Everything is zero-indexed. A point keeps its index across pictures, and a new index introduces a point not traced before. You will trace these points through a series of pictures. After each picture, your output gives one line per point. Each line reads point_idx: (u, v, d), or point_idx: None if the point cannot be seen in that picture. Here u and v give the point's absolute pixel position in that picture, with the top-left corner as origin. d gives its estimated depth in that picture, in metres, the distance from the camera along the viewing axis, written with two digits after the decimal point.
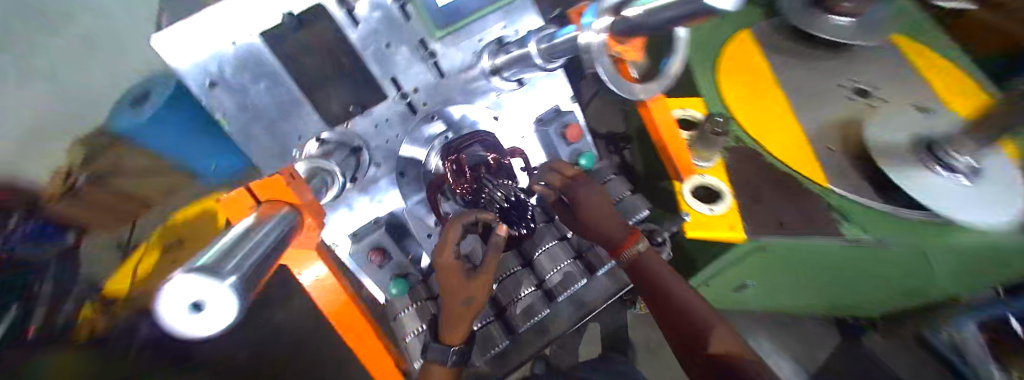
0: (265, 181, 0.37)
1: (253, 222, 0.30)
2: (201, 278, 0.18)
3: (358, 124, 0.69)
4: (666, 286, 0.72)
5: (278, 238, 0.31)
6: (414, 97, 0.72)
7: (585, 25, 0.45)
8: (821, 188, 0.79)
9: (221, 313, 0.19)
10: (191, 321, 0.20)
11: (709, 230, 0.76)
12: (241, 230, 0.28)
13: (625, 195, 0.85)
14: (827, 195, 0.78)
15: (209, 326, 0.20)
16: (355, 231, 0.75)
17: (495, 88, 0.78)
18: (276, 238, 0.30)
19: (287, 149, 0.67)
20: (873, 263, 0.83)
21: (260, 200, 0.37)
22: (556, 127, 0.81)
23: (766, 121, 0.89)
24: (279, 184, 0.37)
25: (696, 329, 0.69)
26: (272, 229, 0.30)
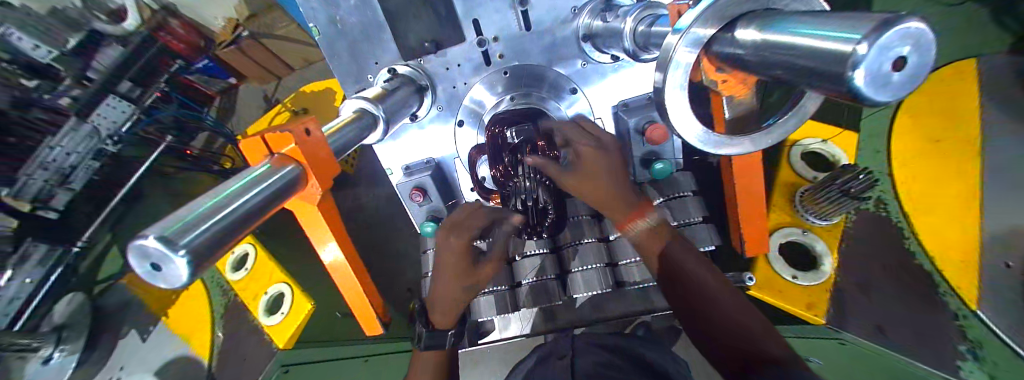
0: (273, 133, 0.34)
1: (271, 168, 0.31)
2: (160, 247, 0.20)
3: (430, 62, 0.69)
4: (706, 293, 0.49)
5: (284, 189, 0.32)
6: (492, 47, 0.68)
7: (678, 27, 0.25)
8: (963, 306, 0.59)
9: (176, 276, 0.22)
10: (154, 271, 0.23)
11: (780, 298, 0.64)
12: (255, 174, 0.30)
13: (695, 220, 0.71)
14: (962, 314, 0.58)
15: (169, 278, 0.23)
16: (409, 163, 0.78)
17: (585, 56, 0.68)
18: (282, 189, 0.32)
19: (363, 72, 0.69)
20: None
21: (269, 145, 0.34)
22: (638, 121, 0.67)
23: (928, 193, 0.67)
24: (284, 139, 0.33)
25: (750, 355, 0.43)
26: (280, 179, 0.31)
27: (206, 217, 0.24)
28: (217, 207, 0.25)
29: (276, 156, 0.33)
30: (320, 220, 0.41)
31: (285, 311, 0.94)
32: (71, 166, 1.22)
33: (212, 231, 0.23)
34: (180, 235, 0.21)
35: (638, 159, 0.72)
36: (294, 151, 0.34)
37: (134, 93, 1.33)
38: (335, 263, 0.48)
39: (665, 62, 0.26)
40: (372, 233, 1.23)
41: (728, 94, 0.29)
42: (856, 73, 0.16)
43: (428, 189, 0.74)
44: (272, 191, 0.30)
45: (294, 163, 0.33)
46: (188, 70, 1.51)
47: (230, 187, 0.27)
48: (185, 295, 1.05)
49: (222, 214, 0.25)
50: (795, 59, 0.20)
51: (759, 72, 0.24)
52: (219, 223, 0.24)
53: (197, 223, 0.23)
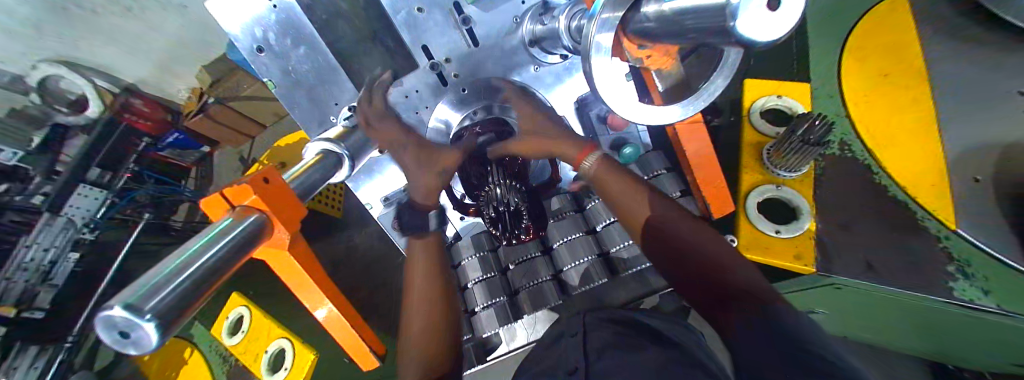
0: (231, 189, 0.34)
1: (233, 221, 0.31)
2: (126, 315, 0.20)
3: (389, 93, 0.70)
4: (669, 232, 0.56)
5: (251, 239, 0.32)
6: (445, 68, 0.69)
7: (590, 15, 0.27)
8: (941, 229, 0.60)
9: (146, 341, 0.22)
10: (122, 338, 0.22)
11: (767, 254, 0.64)
12: (218, 230, 0.30)
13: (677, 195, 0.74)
14: (943, 237, 0.59)
15: (138, 346, 0.22)
16: (387, 195, 0.79)
17: (535, 60, 0.70)
18: (250, 239, 0.32)
19: (326, 116, 0.70)
20: (1009, 345, 0.57)
21: (227, 199, 0.34)
22: (597, 112, 0.73)
23: (889, 128, 0.69)
24: (241, 190, 0.33)
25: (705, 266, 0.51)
26: (244, 229, 0.31)
27: (170, 278, 0.24)
28: (176, 270, 0.24)
29: (240, 208, 0.34)
30: (298, 268, 0.41)
31: (287, 367, 0.91)
32: (50, 262, 1.19)
33: (177, 291, 0.23)
34: (144, 301, 0.21)
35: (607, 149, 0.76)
36: (255, 201, 0.34)
37: (104, 178, 1.32)
38: (318, 304, 0.47)
39: (588, 51, 0.28)
40: (367, 270, 1.22)
41: (656, 67, 0.31)
42: (735, 21, 0.18)
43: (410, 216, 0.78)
44: (236, 241, 0.30)
45: (256, 213, 0.33)
46: (158, 146, 1.51)
47: (190, 248, 0.27)
48: (185, 370, 1.02)
49: (185, 274, 0.25)
50: (691, 21, 0.22)
51: (668, 42, 0.26)
52: (185, 281, 0.24)
53: (159, 288, 0.23)
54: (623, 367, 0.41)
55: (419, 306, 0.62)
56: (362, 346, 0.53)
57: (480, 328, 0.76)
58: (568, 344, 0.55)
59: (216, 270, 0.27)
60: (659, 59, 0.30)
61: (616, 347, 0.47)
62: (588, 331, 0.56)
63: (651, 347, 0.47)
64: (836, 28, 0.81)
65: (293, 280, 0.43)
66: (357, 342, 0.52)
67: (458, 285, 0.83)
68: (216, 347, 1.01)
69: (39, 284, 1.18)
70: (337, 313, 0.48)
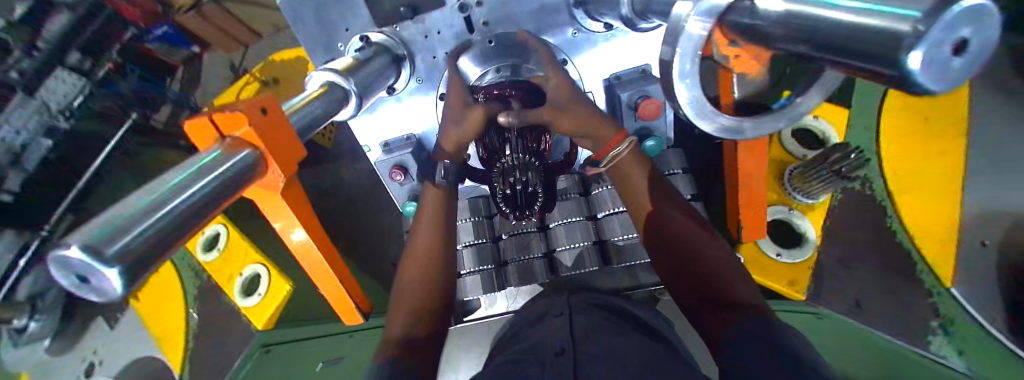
0: (223, 115, 0.29)
1: (222, 155, 0.27)
2: (84, 257, 0.17)
3: (407, 29, 0.63)
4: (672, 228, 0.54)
5: (242, 177, 0.28)
6: (475, 13, 0.62)
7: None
8: (935, 281, 0.61)
9: (108, 289, 0.18)
10: (80, 280, 0.19)
11: (763, 274, 0.66)
12: (203, 163, 0.25)
13: (686, 198, 0.72)
14: (935, 289, 0.60)
15: (95, 294, 0.19)
16: (388, 141, 0.75)
17: (573, 26, 0.64)
18: (238, 180, 0.28)
19: (333, 42, 0.63)
20: None
21: (213, 122, 0.29)
22: (631, 95, 0.65)
23: (921, 174, 0.66)
24: (236, 119, 0.29)
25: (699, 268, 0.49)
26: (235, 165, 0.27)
27: (143, 215, 0.20)
28: (153, 205, 0.21)
29: (230, 139, 0.29)
30: (286, 212, 0.38)
31: (262, 293, 0.91)
32: (20, 145, 1.10)
33: (151, 234, 0.20)
34: (111, 239, 0.18)
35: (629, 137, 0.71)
36: (248, 134, 0.29)
37: (85, 65, 1.18)
38: (305, 251, 0.44)
39: (675, 32, 0.23)
40: (355, 210, 1.19)
41: (739, 72, 0.26)
42: (911, 56, 0.13)
43: (409, 168, 0.73)
44: (224, 180, 0.26)
45: (249, 148, 0.29)
46: (145, 38, 1.33)
47: (171, 180, 0.23)
48: (157, 280, 1.00)
49: (163, 214, 0.21)
50: (823, 35, 0.17)
51: (771, 47, 0.22)
52: (161, 221, 0.21)
53: (130, 225, 0.19)
54: (603, 357, 0.40)
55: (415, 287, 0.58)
56: (348, 302, 0.51)
57: (463, 292, 0.76)
58: (552, 322, 0.55)
59: (197, 213, 0.23)
60: (744, 64, 0.25)
61: (600, 332, 0.48)
62: (574, 312, 0.56)
63: (635, 337, 0.46)
64: None
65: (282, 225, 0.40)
66: (343, 296, 0.50)
67: None
68: (190, 263, 0.99)
69: (8, 166, 1.09)
70: (321, 260, 0.45)
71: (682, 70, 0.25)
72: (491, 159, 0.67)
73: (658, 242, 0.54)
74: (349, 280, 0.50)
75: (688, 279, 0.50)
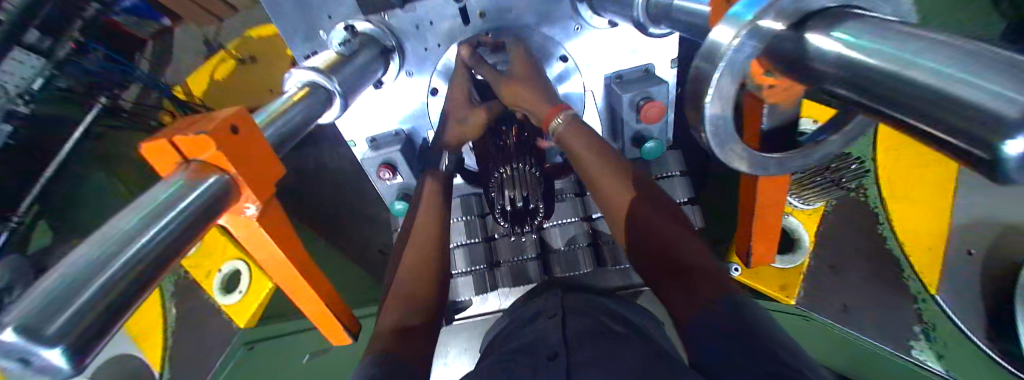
0: (185, 139, 0.25)
1: (184, 187, 0.24)
2: (19, 340, 0.15)
3: (398, 18, 0.59)
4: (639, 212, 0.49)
5: (208, 212, 0.25)
6: (470, 3, 0.59)
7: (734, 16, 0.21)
8: (922, 288, 0.62)
9: (53, 368, 0.17)
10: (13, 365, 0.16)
11: (757, 280, 0.66)
12: (160, 200, 0.23)
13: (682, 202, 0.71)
14: (921, 296, 0.61)
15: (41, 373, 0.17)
16: (375, 136, 0.71)
17: (574, 20, 0.62)
18: (206, 215, 0.26)
19: (314, 29, 0.57)
20: None
21: (171, 142, 0.26)
22: (632, 97, 0.62)
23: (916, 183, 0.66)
24: (200, 143, 0.25)
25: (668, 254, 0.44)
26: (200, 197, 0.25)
27: (88, 279, 0.18)
28: (97, 265, 0.19)
29: (194, 165, 0.26)
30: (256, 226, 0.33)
31: (243, 290, 0.90)
32: None
33: (96, 299, 0.18)
34: (50, 314, 0.16)
35: (628, 138, 0.69)
36: (213, 157, 0.26)
37: (46, 44, 1.10)
38: (286, 279, 0.41)
39: (711, 52, 0.23)
40: (342, 200, 1.15)
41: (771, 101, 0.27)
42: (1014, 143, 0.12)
43: (398, 165, 0.69)
44: (187, 218, 0.24)
45: (217, 172, 0.26)
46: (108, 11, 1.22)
47: (123, 229, 0.21)
48: None
49: (109, 273, 0.19)
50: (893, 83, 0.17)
51: (817, 85, 0.21)
52: (110, 282, 0.19)
53: (72, 294, 0.17)
54: (606, 359, 0.37)
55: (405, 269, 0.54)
56: (334, 323, 0.47)
57: (454, 293, 0.75)
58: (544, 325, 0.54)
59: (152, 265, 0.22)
60: (776, 94, 0.27)
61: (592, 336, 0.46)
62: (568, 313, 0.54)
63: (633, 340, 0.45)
64: None
65: (263, 255, 0.37)
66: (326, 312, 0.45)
67: None
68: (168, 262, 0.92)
69: None
70: (296, 272, 0.40)
71: (720, 87, 0.23)
72: (491, 164, 0.65)
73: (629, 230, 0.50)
74: (334, 301, 0.46)
75: (657, 266, 0.45)
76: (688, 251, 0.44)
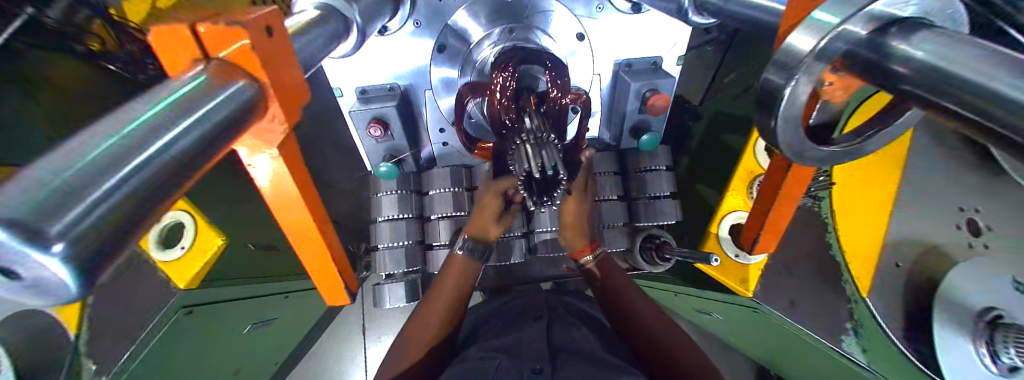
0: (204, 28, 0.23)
1: (198, 91, 0.21)
2: (13, 244, 0.12)
3: None
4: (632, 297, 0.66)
5: (225, 129, 0.23)
6: None
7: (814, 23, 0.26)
8: (856, 293, 0.70)
9: (54, 286, 0.14)
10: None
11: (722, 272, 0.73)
12: (167, 103, 0.20)
13: (663, 196, 0.75)
14: (856, 300, 0.70)
15: (39, 296, 0.15)
16: (365, 87, 0.65)
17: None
18: (220, 134, 0.22)
19: None
20: None
21: (196, 34, 0.23)
22: (640, 86, 0.63)
23: None
24: (230, 35, 0.23)
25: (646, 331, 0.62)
26: (223, 103, 0.22)
27: (99, 174, 0.15)
28: (109, 161, 0.16)
29: (216, 62, 0.24)
30: (280, 166, 0.34)
31: (185, 245, 0.79)
32: None
33: (104, 202, 0.15)
34: (61, 210, 0.13)
35: (627, 128, 0.71)
36: (242, 53, 0.24)
37: None
38: (293, 223, 0.41)
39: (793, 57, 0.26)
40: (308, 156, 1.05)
41: (830, 99, 0.30)
42: None
43: (390, 123, 0.65)
44: (201, 131, 0.21)
45: (242, 77, 0.25)
46: None
47: (139, 115, 0.19)
48: None
49: (120, 177, 0.16)
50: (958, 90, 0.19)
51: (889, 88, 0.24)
52: (121, 183, 0.16)
53: (80, 193, 0.14)
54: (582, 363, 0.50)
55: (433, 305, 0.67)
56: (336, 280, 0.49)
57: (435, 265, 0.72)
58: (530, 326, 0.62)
59: (170, 175, 0.19)
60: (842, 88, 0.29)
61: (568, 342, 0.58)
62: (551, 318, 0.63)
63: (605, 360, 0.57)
64: None
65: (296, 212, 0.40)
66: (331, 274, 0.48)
67: (419, 212, 0.77)
68: None
69: None
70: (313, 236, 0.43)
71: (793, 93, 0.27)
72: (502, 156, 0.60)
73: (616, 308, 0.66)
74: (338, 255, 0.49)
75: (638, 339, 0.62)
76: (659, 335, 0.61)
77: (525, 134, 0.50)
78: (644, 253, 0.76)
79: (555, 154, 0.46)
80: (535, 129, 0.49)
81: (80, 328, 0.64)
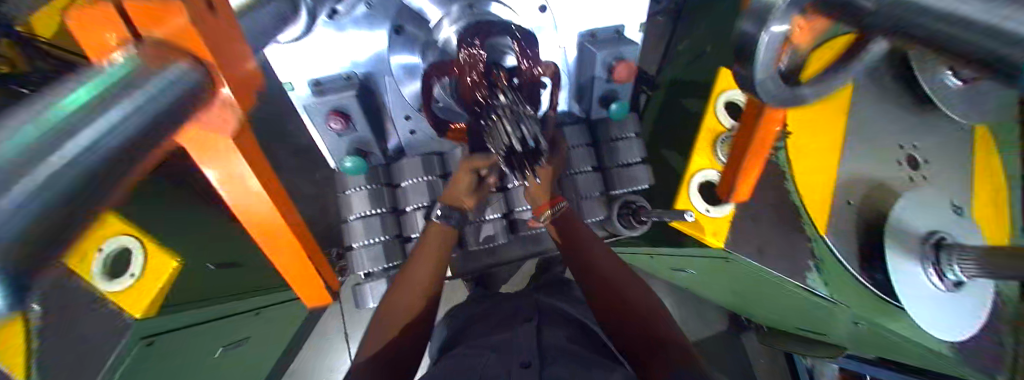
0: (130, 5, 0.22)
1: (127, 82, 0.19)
2: None
3: None
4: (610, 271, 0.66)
5: (160, 122, 0.21)
6: None
7: None
8: (815, 233, 0.77)
9: None
10: None
11: (695, 229, 0.77)
12: (92, 89, 0.18)
13: (634, 163, 0.77)
14: (815, 240, 0.76)
15: None
16: (319, 78, 0.60)
17: None
18: (149, 130, 0.20)
19: None
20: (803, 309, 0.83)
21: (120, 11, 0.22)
22: (606, 55, 0.63)
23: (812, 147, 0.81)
24: (164, 13, 0.22)
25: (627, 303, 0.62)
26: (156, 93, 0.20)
27: (26, 168, 0.13)
28: (37, 152, 0.14)
29: (148, 42, 0.23)
30: (236, 156, 0.36)
31: (136, 272, 0.69)
32: None
33: (35, 201, 0.13)
34: None
35: (596, 98, 0.71)
36: (179, 32, 0.23)
37: None
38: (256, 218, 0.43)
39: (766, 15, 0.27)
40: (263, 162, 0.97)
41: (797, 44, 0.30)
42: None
43: (350, 114, 0.62)
44: (136, 122, 0.19)
45: (181, 59, 0.23)
46: None
47: (62, 103, 0.16)
48: None
49: (50, 171, 0.14)
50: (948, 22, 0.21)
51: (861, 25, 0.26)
52: (52, 179, 0.14)
53: (5, 189, 0.12)
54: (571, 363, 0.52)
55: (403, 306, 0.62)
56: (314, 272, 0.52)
57: None
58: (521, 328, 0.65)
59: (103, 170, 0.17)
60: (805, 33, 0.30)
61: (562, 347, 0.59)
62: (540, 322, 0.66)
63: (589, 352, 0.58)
64: None
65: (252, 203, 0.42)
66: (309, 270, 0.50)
67: (393, 206, 0.74)
68: None
69: None
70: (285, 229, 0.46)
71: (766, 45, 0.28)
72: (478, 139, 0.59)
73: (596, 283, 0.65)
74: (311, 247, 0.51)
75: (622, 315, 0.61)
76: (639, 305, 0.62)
77: (499, 109, 0.50)
78: (622, 219, 0.77)
79: (533, 127, 0.50)
80: (502, 108, 0.51)
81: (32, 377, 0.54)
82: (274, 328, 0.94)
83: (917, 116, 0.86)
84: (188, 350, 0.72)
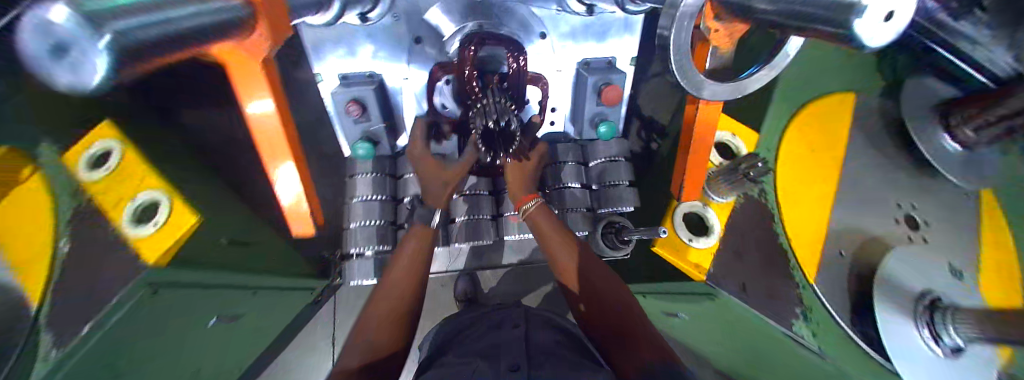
0: None
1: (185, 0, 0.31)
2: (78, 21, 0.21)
3: None
4: (593, 277, 0.62)
5: (185, 35, 0.32)
6: None
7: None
8: (804, 280, 0.75)
9: (87, 65, 0.23)
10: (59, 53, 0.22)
11: (678, 256, 0.75)
12: None
13: (624, 184, 0.79)
14: (804, 286, 0.74)
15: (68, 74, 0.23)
16: (348, 73, 0.71)
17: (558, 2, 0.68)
18: (183, 34, 0.32)
19: None
20: None
21: None
22: (596, 80, 0.71)
23: (803, 194, 0.82)
24: None
25: (610, 310, 0.58)
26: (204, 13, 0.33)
27: (122, 16, 0.24)
28: (130, 10, 0.25)
29: None
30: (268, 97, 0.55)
31: (159, 223, 0.72)
32: None
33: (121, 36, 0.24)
34: (103, 19, 0.23)
35: (588, 120, 0.78)
36: None
37: None
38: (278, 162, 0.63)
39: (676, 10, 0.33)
40: None
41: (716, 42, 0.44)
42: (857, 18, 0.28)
43: (368, 105, 0.70)
44: (173, 27, 0.30)
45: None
46: None
47: None
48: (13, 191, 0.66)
49: (132, 21, 0.25)
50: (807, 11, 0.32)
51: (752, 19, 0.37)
52: (133, 29, 0.25)
53: (116, 17, 0.24)
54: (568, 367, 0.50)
55: (392, 302, 0.60)
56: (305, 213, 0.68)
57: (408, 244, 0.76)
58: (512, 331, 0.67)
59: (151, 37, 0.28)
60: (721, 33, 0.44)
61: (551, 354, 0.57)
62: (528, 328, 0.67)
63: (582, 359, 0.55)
64: (801, 98, 0.91)
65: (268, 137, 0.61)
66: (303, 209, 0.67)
67: (393, 195, 0.79)
68: (69, 179, 0.70)
69: None
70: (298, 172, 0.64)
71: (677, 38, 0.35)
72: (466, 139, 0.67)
73: (577, 290, 0.62)
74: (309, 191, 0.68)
75: (605, 322, 0.57)
76: (627, 312, 0.57)
77: (484, 100, 0.54)
78: (605, 238, 0.79)
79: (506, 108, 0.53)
80: (488, 105, 0.53)
81: (43, 302, 0.61)
82: (268, 310, 0.96)
83: (910, 180, 0.88)
84: (192, 321, 0.74)
